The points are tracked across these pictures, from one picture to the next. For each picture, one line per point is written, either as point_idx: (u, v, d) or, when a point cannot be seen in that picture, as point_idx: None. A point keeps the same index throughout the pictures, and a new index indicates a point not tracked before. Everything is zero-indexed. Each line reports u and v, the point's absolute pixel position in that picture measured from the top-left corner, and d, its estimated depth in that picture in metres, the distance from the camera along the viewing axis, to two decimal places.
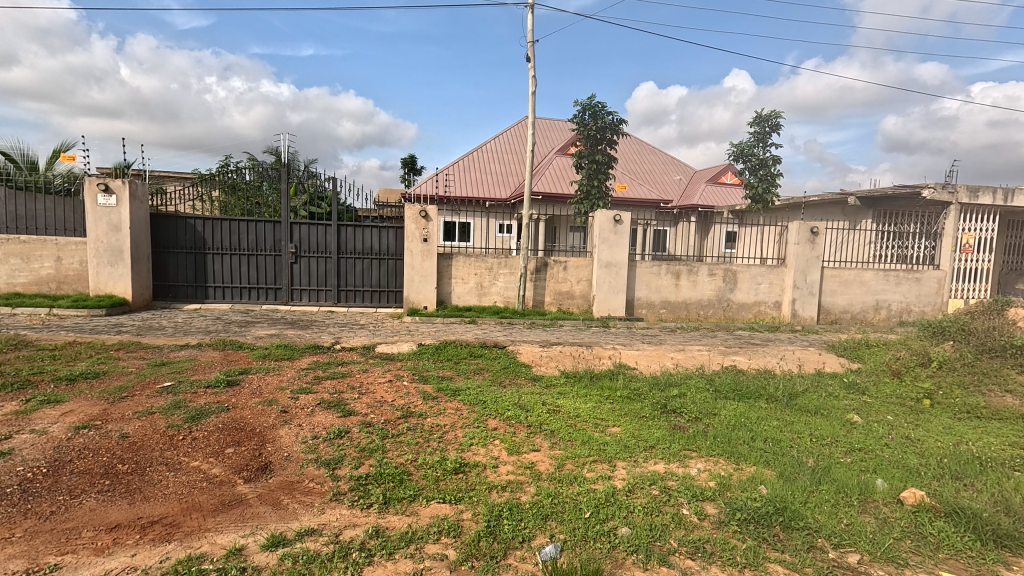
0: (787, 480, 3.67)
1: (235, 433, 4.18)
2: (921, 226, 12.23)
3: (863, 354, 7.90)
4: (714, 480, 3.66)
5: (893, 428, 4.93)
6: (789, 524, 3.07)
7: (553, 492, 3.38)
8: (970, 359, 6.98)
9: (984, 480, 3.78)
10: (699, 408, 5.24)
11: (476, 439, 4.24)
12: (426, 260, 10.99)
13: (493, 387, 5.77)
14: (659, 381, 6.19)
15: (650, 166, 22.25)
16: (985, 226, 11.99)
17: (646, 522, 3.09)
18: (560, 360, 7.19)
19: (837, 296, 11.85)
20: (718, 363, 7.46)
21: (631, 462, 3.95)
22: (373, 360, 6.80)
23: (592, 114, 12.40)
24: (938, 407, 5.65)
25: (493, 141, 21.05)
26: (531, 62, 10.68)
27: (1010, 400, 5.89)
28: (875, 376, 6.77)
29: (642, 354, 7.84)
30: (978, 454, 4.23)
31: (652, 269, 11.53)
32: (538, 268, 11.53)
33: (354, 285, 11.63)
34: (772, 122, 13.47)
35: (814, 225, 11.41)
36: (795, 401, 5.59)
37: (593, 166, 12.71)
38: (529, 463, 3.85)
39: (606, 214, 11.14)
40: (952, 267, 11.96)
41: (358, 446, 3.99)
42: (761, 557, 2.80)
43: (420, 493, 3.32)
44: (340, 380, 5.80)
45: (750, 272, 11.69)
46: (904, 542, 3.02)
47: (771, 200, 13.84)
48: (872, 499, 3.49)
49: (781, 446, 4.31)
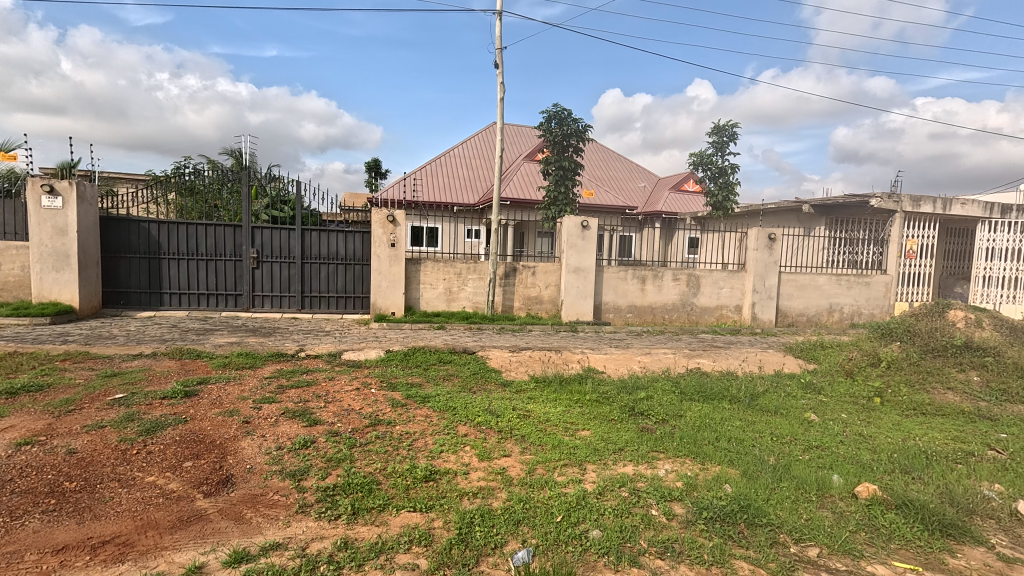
0: (750, 478, 3.79)
1: (193, 445, 4.01)
2: (870, 233, 12.88)
3: (818, 355, 8.24)
4: (681, 480, 3.75)
5: (847, 425, 5.17)
6: (752, 521, 3.17)
7: (524, 497, 3.38)
8: (916, 358, 7.40)
9: (930, 473, 4.01)
10: (666, 410, 5.36)
11: (446, 445, 4.20)
12: (393, 265, 10.85)
13: (463, 393, 5.75)
14: (627, 384, 6.30)
15: (616, 173, 22.71)
16: (927, 233, 12.72)
17: (616, 523, 3.13)
18: (530, 365, 7.23)
19: (793, 300, 12.36)
20: (683, 365, 7.66)
21: (601, 465, 4.00)
22: (340, 368, 6.65)
23: (558, 122, 12.57)
24: (887, 404, 5.96)
25: (460, 146, 20.96)
26: (499, 69, 10.72)
27: (950, 396, 6.32)
28: (830, 376, 7.06)
29: (610, 358, 7.96)
30: (925, 449, 4.49)
31: (619, 274, 11.73)
32: (507, 274, 11.56)
33: (319, 291, 11.36)
34: (729, 132, 13.96)
35: (771, 231, 11.85)
36: (756, 402, 5.79)
37: (560, 172, 12.83)
38: (500, 468, 3.83)
39: (574, 220, 11.26)
40: (898, 272, 12.66)
41: (325, 456, 3.89)
42: (727, 554, 2.88)
43: (390, 502, 3.26)
44: (305, 389, 5.63)
45: (712, 277, 12.04)
46: (859, 534, 3.17)
47: (730, 207, 14.31)
48: (829, 494, 3.65)
49: (744, 445, 4.45)
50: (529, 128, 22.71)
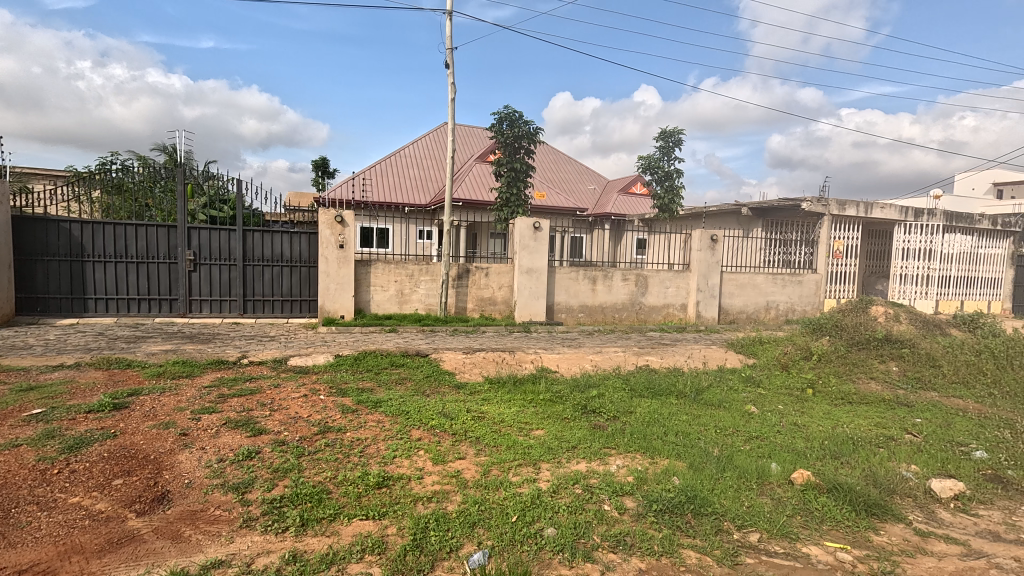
0: (696, 470, 3.95)
1: (123, 461, 3.74)
2: (802, 235, 13.72)
3: (757, 350, 8.70)
4: (632, 475, 3.86)
5: (783, 416, 5.49)
6: (698, 510, 3.31)
7: (479, 499, 3.38)
8: (844, 351, 7.96)
9: (857, 457, 4.33)
10: (617, 407, 5.50)
11: (399, 450, 4.13)
12: (342, 267, 10.55)
13: (415, 396, 5.66)
14: (579, 382, 6.41)
15: (566, 175, 23.09)
16: (852, 234, 13.75)
17: (570, 520, 3.18)
18: (484, 366, 7.22)
19: (734, 298, 12.99)
20: (632, 363, 7.89)
21: (555, 463, 4.06)
22: (286, 374, 6.39)
23: (509, 123, 12.64)
24: (819, 395, 6.38)
25: (411, 146, 20.66)
26: (449, 69, 10.65)
27: (873, 385, 6.88)
28: (768, 369, 7.48)
29: (562, 357, 8.08)
30: (851, 435, 4.83)
31: (570, 275, 11.92)
32: (459, 275, 11.50)
33: (262, 295, 10.89)
34: (675, 138, 14.49)
35: (713, 233, 12.41)
36: (701, 396, 6.04)
37: (512, 174, 12.90)
38: (454, 471, 3.81)
39: (526, 221, 11.35)
40: (827, 271, 13.58)
41: (271, 466, 3.74)
42: (676, 544, 2.99)
43: (341, 511, 3.17)
44: (249, 398, 5.37)
45: (659, 277, 12.46)
46: (795, 518, 3.37)
47: (676, 210, 14.87)
48: (768, 482, 3.86)
49: (690, 438, 4.63)
50: (481, 129, 22.69)
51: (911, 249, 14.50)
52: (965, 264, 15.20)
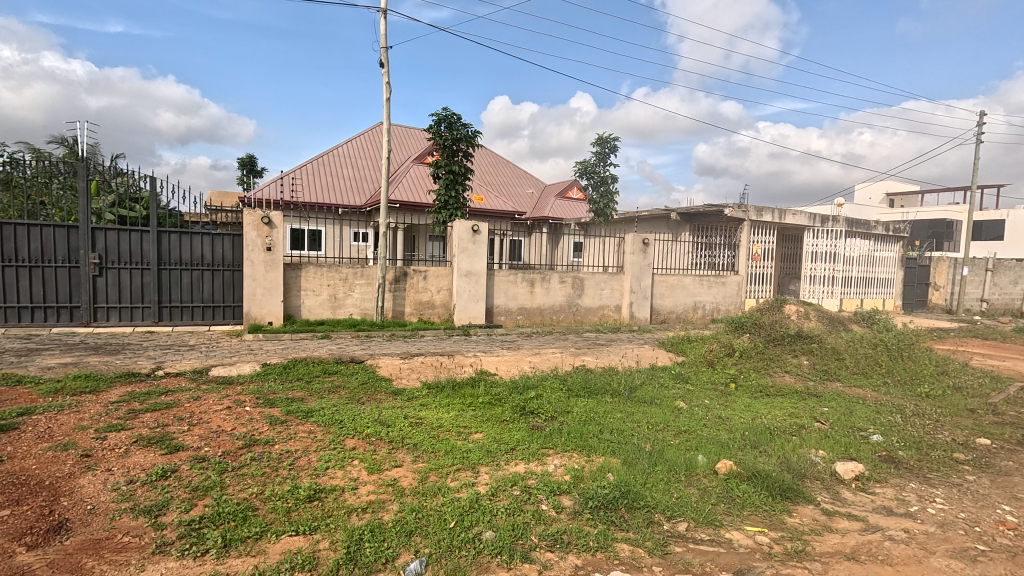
0: (629, 466, 4.09)
1: (12, 489, 3.34)
2: (724, 239, 14.64)
3: (685, 348, 9.17)
4: (569, 474, 3.93)
5: (709, 410, 5.82)
6: (631, 505, 3.43)
7: (416, 506, 3.32)
8: (762, 347, 8.56)
9: (773, 445, 4.67)
10: (554, 407, 5.60)
11: (332, 461, 3.98)
12: (270, 271, 10.02)
13: (350, 404, 5.48)
14: (518, 384, 6.46)
15: (505, 179, 23.27)
16: (768, 239, 14.91)
17: (508, 522, 3.20)
18: (422, 371, 7.11)
19: (664, 299, 13.61)
20: (570, 363, 8.06)
21: (494, 466, 4.06)
22: (207, 386, 5.97)
23: (447, 125, 12.57)
24: (741, 388, 6.83)
25: (345, 145, 20.02)
26: (385, 68, 10.43)
27: (787, 377, 7.50)
28: (695, 366, 7.90)
29: (501, 359, 8.12)
30: (769, 426, 5.20)
31: (509, 278, 12.00)
32: (396, 278, 11.26)
33: (180, 301, 10.12)
34: (611, 145, 15.00)
35: (645, 236, 12.95)
36: (634, 394, 6.27)
37: (450, 176, 12.82)
38: (391, 480, 3.72)
39: (465, 224, 11.31)
40: (747, 272, 14.57)
41: (189, 485, 3.47)
42: (610, 539, 3.09)
43: (268, 529, 3.00)
44: (164, 412, 4.97)
45: (594, 280, 12.81)
46: (719, 506, 3.58)
47: (610, 214, 15.38)
48: (695, 473, 4.07)
49: (624, 435, 4.79)
50: (418, 130, 22.39)
51: (818, 253, 15.85)
52: (863, 266, 16.81)
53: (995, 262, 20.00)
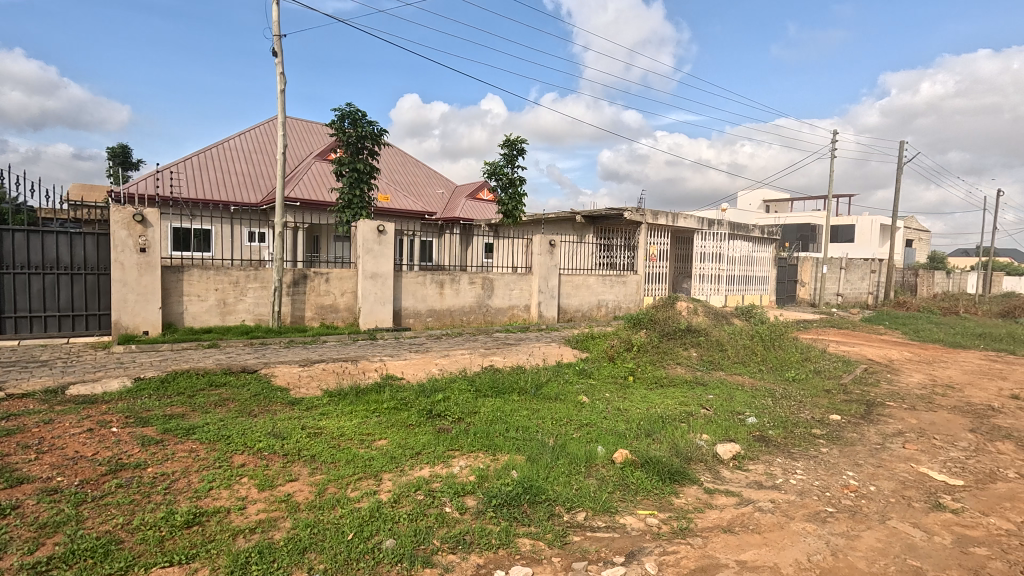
0: (533, 462, 4.20)
1: None
2: (625, 241, 15.53)
3: (589, 345, 9.60)
4: (474, 474, 3.95)
5: (609, 402, 6.14)
6: (533, 500, 3.52)
7: (312, 521, 3.15)
8: (657, 341, 9.19)
9: (664, 433, 5.03)
10: (462, 408, 5.59)
11: (217, 481, 3.65)
12: (145, 275, 9.00)
13: (240, 418, 5.07)
14: (425, 387, 6.36)
15: (414, 179, 22.85)
16: (662, 241, 16.07)
17: (410, 528, 3.14)
18: (323, 378, 6.77)
19: (571, 298, 14.14)
20: (478, 364, 8.10)
21: (397, 472, 3.97)
22: (63, 406, 5.22)
23: (350, 122, 12.08)
24: (638, 381, 7.29)
25: (237, 138, 18.53)
26: (279, 57, 9.78)
27: (679, 368, 8.13)
28: (598, 361, 8.29)
29: (409, 363, 7.95)
30: (662, 415, 5.59)
31: (417, 279, 11.78)
32: (295, 281, 10.62)
33: (30, 310, 8.76)
34: (518, 147, 15.27)
35: (552, 238, 13.35)
36: (540, 391, 6.44)
37: (354, 175, 12.32)
38: (284, 495, 3.50)
39: (369, 224, 10.93)
40: (645, 272, 15.58)
41: (35, 523, 3.01)
42: (512, 535, 3.15)
43: (135, 562, 2.70)
44: (5, 440, 4.26)
45: (503, 280, 12.98)
46: (615, 493, 3.78)
47: (519, 215, 15.66)
48: (595, 464, 4.27)
49: (529, 432, 4.91)
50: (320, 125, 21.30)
51: (706, 253, 17.34)
52: (743, 265, 18.64)
53: (847, 261, 23.14)
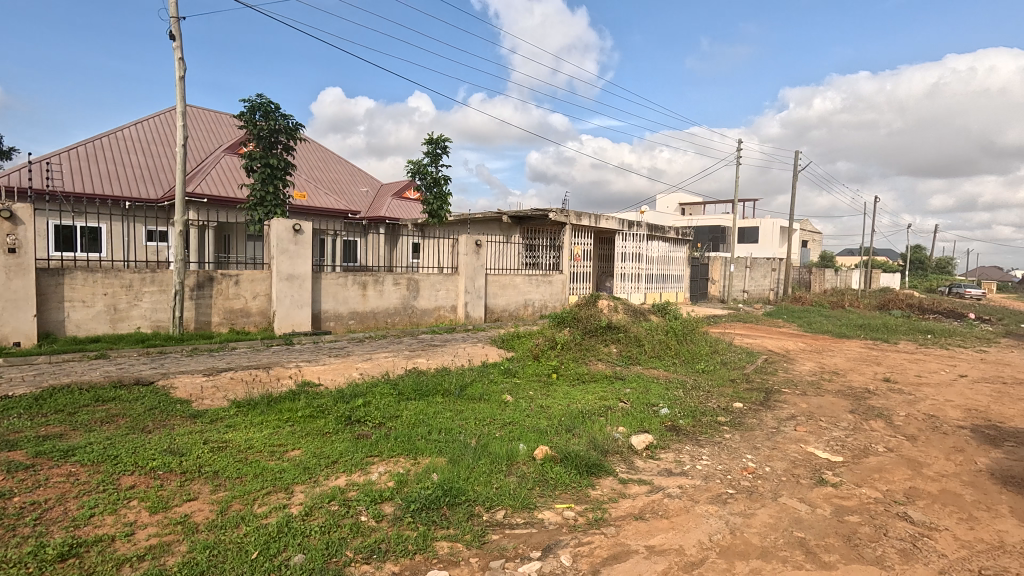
0: (455, 463, 4.17)
1: None
2: (550, 241, 15.88)
3: (514, 344, 9.72)
4: (393, 479, 3.86)
5: (532, 400, 6.25)
6: (453, 502, 3.50)
7: (211, 542, 2.93)
8: (580, 339, 9.47)
9: (583, 427, 5.19)
10: (382, 413, 5.44)
11: (100, 507, 3.29)
12: (16, 279, 7.96)
13: (131, 435, 4.61)
14: (344, 393, 6.12)
15: (335, 176, 21.94)
16: (585, 241, 16.59)
17: (322, 541, 3.01)
18: (230, 388, 6.32)
19: (497, 298, 14.22)
20: (402, 367, 7.93)
21: (310, 483, 3.78)
22: None
23: (262, 114, 11.39)
24: (560, 377, 7.49)
25: (132, 127, 16.87)
26: (177, 42, 9.01)
27: (599, 364, 8.45)
28: (523, 360, 8.41)
29: (328, 368, 7.63)
30: (582, 410, 5.77)
31: (338, 281, 11.32)
32: (200, 284, 9.84)
33: None
34: (442, 146, 15.13)
35: (478, 238, 13.34)
36: (464, 392, 6.42)
37: (266, 170, 11.62)
38: (180, 517, 3.23)
39: (284, 223, 10.35)
40: (569, 271, 16.02)
41: None
42: (429, 539, 3.11)
43: None
44: None
45: (429, 281, 12.80)
46: (535, 489, 3.85)
47: (444, 215, 15.51)
48: (516, 462, 4.32)
49: (451, 434, 4.88)
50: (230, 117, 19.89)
51: (626, 253, 18.13)
52: (660, 264, 19.69)
53: (751, 260, 25.14)
